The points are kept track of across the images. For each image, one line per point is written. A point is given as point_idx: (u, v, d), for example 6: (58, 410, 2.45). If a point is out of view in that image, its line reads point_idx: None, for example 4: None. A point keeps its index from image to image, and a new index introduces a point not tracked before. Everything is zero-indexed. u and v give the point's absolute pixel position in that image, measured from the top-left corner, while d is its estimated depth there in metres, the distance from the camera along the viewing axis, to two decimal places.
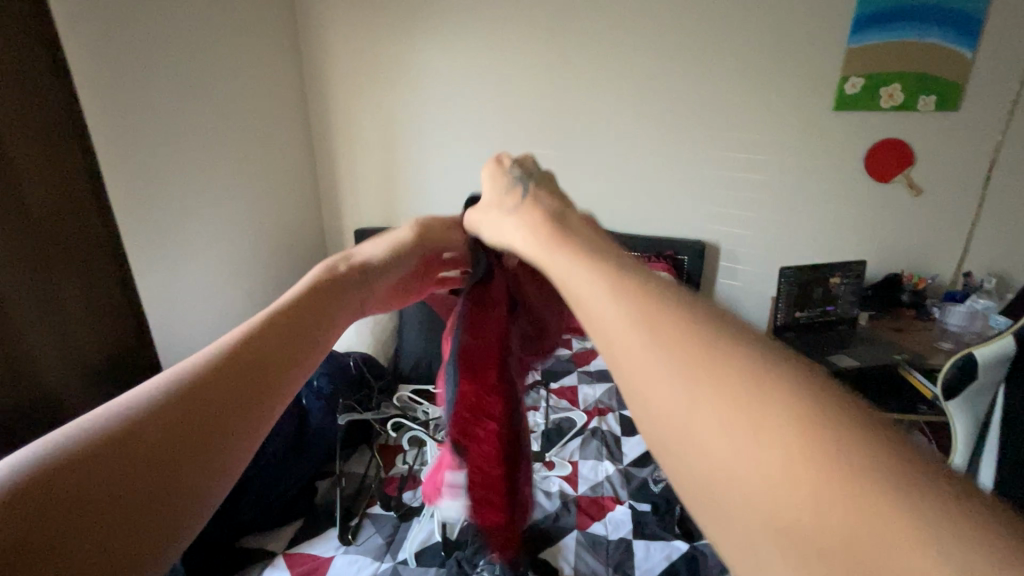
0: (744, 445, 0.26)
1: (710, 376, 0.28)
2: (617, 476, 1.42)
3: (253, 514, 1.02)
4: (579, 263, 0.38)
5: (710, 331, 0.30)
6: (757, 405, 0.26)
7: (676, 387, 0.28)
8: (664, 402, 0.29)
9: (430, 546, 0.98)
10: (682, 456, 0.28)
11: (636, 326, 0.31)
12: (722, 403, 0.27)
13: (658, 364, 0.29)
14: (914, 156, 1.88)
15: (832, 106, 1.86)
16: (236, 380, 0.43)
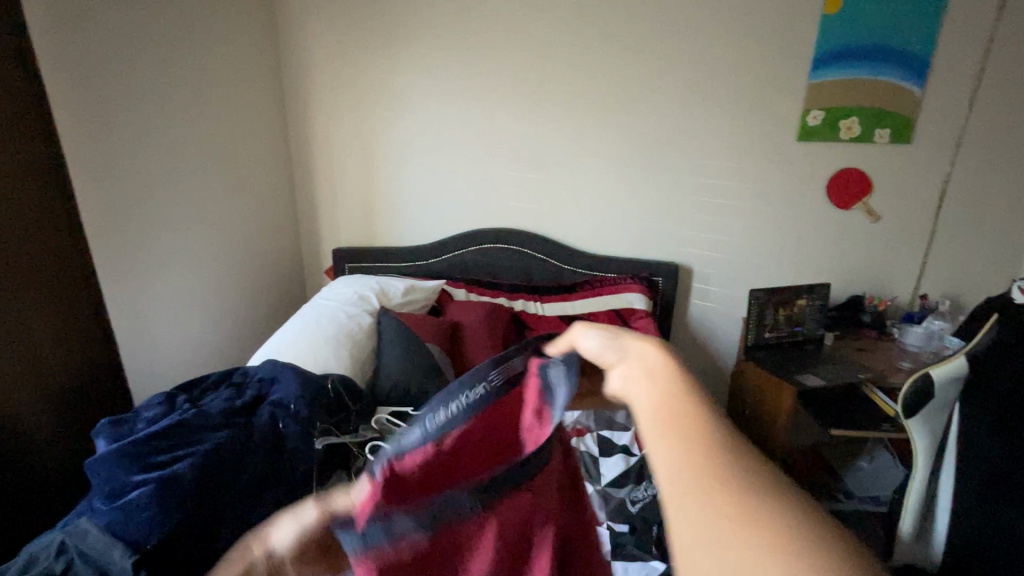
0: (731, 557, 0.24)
1: (760, 517, 0.25)
2: (597, 497, 1.19)
3: (228, 543, 0.97)
4: (649, 384, 0.33)
5: (730, 443, 0.29)
6: (753, 519, 0.25)
7: (736, 536, 0.25)
8: (718, 547, 0.25)
9: None
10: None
11: (697, 433, 0.29)
12: (728, 513, 0.25)
13: (724, 514, 0.25)
14: (873, 184, 1.96)
15: (796, 136, 1.94)
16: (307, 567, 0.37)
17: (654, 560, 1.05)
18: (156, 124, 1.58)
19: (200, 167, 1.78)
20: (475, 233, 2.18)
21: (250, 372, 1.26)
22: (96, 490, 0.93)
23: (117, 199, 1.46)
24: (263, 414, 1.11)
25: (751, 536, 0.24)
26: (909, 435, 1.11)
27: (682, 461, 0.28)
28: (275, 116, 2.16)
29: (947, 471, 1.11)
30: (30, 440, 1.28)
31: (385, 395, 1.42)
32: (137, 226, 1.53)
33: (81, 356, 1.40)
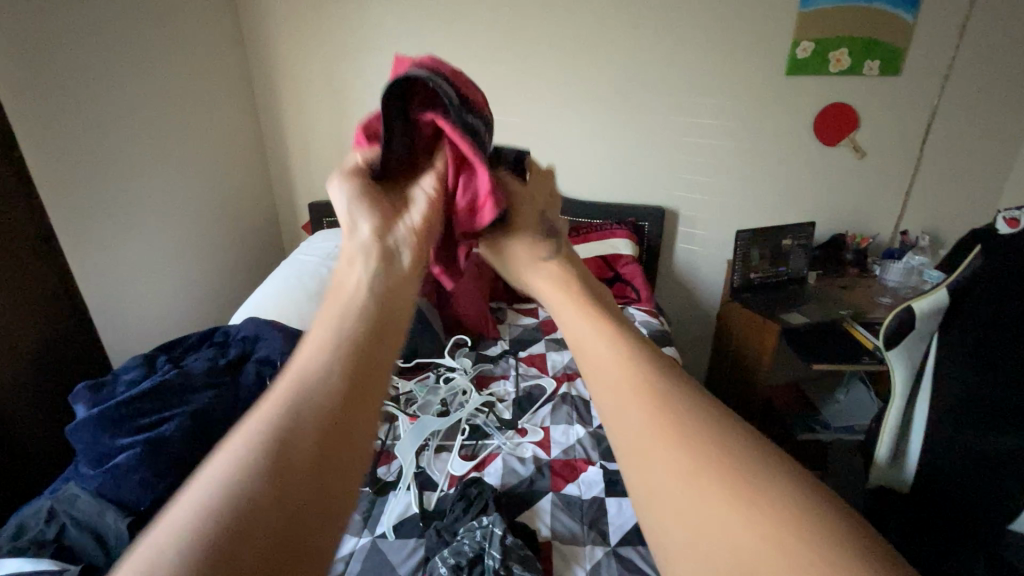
0: (725, 520, 0.34)
1: (699, 452, 0.38)
2: (588, 438, 1.21)
3: None
4: (610, 351, 0.47)
5: (695, 423, 0.40)
6: (730, 482, 0.36)
7: (718, 506, 0.35)
8: (671, 486, 0.37)
9: (408, 518, 0.99)
10: (684, 534, 0.35)
11: (668, 421, 0.40)
12: (713, 488, 0.36)
13: (674, 456, 0.38)
14: (859, 119, 1.93)
15: (785, 70, 1.87)
16: (379, 378, 0.42)
17: None
18: (105, 73, 1.44)
19: (162, 120, 1.66)
20: None
21: (232, 331, 1.22)
22: (81, 456, 0.91)
23: (70, 155, 1.35)
24: (249, 372, 1.08)
25: (703, 484, 0.36)
26: (887, 362, 1.15)
27: (645, 420, 0.41)
28: (235, 60, 2.00)
29: (921, 400, 1.13)
30: (6, 409, 1.23)
31: None
32: (95, 184, 1.42)
33: (52, 324, 1.33)
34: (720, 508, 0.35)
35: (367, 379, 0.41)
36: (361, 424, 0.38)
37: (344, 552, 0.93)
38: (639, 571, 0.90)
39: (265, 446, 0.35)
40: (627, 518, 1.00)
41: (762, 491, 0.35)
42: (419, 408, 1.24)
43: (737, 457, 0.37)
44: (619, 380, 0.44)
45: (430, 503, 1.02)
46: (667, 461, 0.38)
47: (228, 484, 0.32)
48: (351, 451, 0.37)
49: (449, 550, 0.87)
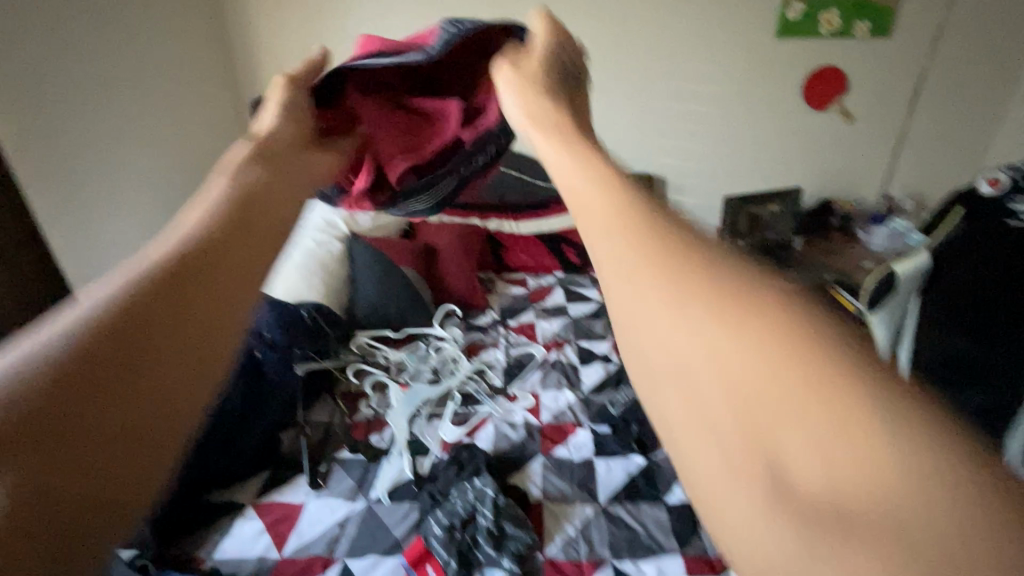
0: (825, 445, 0.26)
1: (720, 301, 0.31)
2: (578, 402, 1.23)
3: (220, 469, 0.97)
4: (634, 238, 0.35)
5: (767, 319, 0.30)
6: (827, 395, 0.27)
7: (812, 426, 0.26)
8: (677, 334, 0.31)
9: (402, 483, 1.01)
10: (765, 464, 0.27)
11: (730, 319, 0.30)
12: (805, 398, 0.27)
13: (743, 364, 0.29)
14: (848, 83, 1.91)
15: (775, 32, 1.84)
16: (259, 238, 0.43)
17: (635, 455, 1.07)
18: None
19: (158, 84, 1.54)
20: None
21: None
22: None
23: None
24: None
25: (793, 395, 0.27)
26: (869, 324, 1.10)
27: (703, 322, 0.30)
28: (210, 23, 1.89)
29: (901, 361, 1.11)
30: None
31: (363, 321, 1.41)
32: None
33: None
34: (818, 430, 0.26)
35: (247, 242, 0.42)
36: (237, 273, 0.40)
37: (339, 516, 0.95)
38: (627, 526, 0.93)
39: (126, 292, 0.35)
40: (615, 478, 1.03)
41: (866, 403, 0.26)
42: (410, 376, 1.26)
43: (825, 361, 0.28)
44: (622, 223, 0.36)
45: (423, 468, 1.04)
46: (680, 310, 0.31)
47: (35, 359, 0.31)
48: (226, 296, 0.39)
49: (443, 511, 0.89)
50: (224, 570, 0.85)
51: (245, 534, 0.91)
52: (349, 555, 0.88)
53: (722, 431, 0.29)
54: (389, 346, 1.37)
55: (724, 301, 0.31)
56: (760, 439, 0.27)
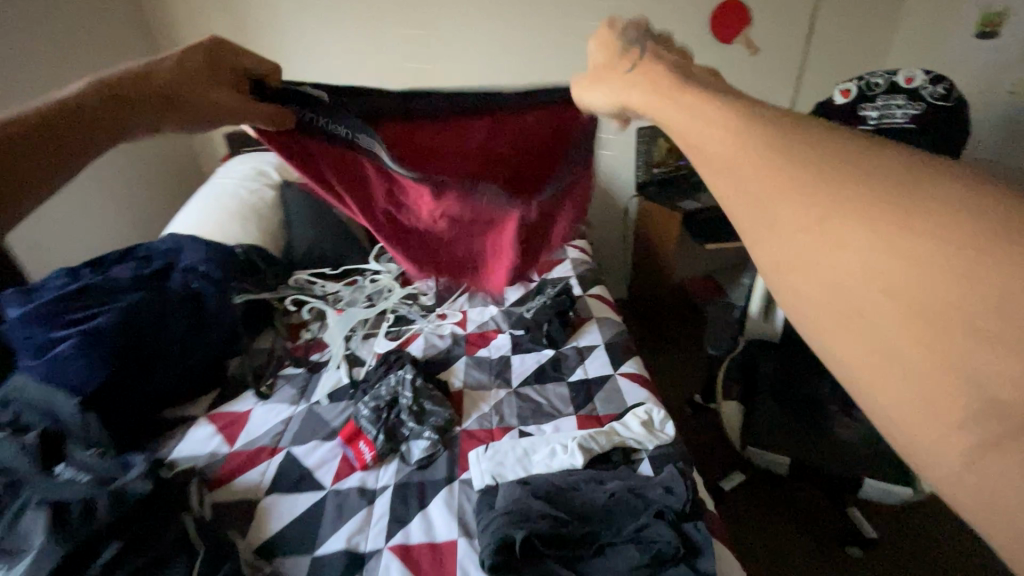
0: (895, 267, 0.21)
1: (844, 192, 0.22)
2: (500, 314, 1.37)
3: (169, 386, 1.08)
4: (660, 96, 0.35)
5: (806, 131, 0.25)
6: (908, 203, 0.21)
7: (872, 231, 0.21)
8: (783, 230, 0.24)
9: (340, 388, 1.15)
10: (830, 300, 0.23)
11: (755, 129, 0.26)
12: (862, 219, 0.22)
13: (782, 184, 0.24)
14: (753, 14, 1.74)
15: None
16: (106, 112, 0.55)
17: (546, 348, 1.23)
18: None
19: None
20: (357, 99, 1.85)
21: (154, 245, 1.26)
22: (21, 352, 0.98)
23: None
24: (175, 279, 1.16)
25: (843, 209, 0.22)
26: None
27: (725, 153, 0.27)
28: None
29: None
30: None
31: (300, 261, 1.50)
32: None
33: None
34: (874, 230, 0.21)
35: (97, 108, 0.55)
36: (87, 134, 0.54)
37: (284, 416, 1.08)
38: (534, 401, 1.10)
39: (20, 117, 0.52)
40: (528, 367, 1.19)
41: (985, 211, 0.20)
42: (346, 303, 1.37)
43: (899, 162, 0.23)
44: (713, 130, 0.28)
45: (359, 374, 1.17)
46: (795, 220, 0.24)
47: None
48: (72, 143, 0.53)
49: (370, 398, 1.03)
50: (181, 463, 0.98)
51: (197, 437, 1.03)
52: (292, 443, 1.02)
53: (829, 261, 0.23)
54: (326, 280, 1.47)
55: (850, 192, 0.22)
56: (898, 339, 0.21)
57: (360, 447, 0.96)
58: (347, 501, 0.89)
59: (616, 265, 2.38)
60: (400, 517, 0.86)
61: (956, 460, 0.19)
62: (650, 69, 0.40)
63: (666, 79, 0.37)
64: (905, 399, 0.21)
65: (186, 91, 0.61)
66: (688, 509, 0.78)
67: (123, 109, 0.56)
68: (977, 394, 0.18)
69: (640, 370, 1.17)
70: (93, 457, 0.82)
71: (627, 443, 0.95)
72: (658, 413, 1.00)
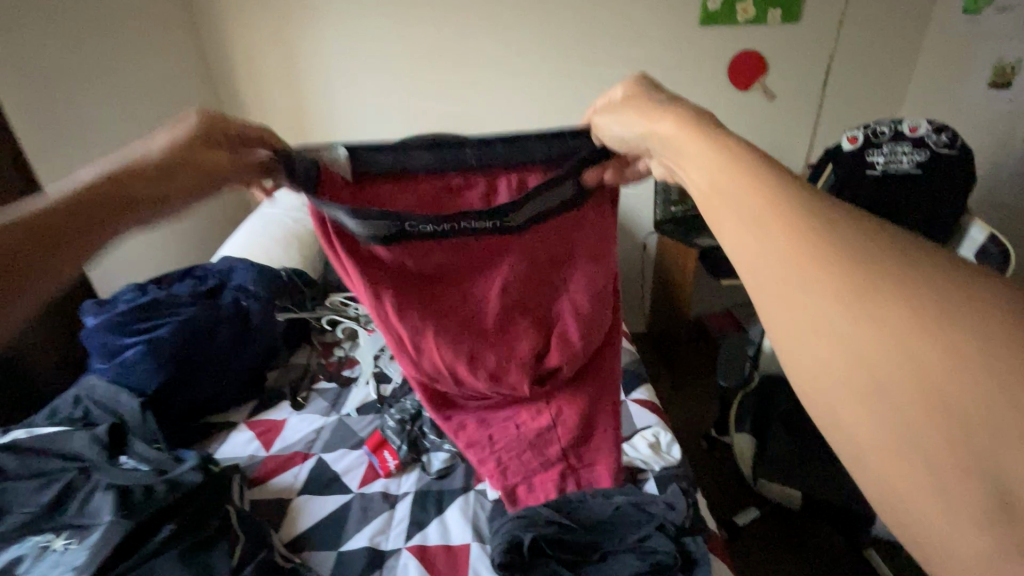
0: (883, 342, 0.28)
1: (850, 284, 0.30)
2: None
3: (215, 392, 1.18)
4: (703, 153, 0.41)
5: (821, 221, 0.33)
6: (894, 296, 0.29)
7: (871, 315, 0.29)
8: (801, 309, 0.31)
9: (368, 402, 1.24)
10: (832, 366, 0.30)
11: (779, 215, 0.33)
12: (862, 305, 0.29)
13: (802, 268, 0.32)
14: (768, 63, 1.83)
15: (698, 22, 1.75)
16: (112, 208, 0.52)
17: None
18: None
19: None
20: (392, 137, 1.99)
21: (209, 266, 1.39)
22: (93, 354, 1.10)
23: None
24: (228, 297, 1.28)
25: (847, 293, 0.30)
26: None
27: (758, 231, 0.34)
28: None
29: None
30: None
31: (334, 283, 1.62)
32: None
33: None
34: (871, 314, 0.29)
35: (103, 207, 0.52)
36: (95, 231, 0.50)
37: (316, 426, 1.17)
38: None
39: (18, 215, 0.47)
40: None
41: (949, 309, 0.27)
42: None
43: (889, 258, 0.30)
44: (751, 227, 0.34)
45: (386, 390, 1.26)
46: (841, 322, 0.30)
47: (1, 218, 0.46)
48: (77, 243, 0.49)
49: (396, 411, 1.12)
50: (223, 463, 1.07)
51: (237, 441, 1.13)
52: (323, 450, 1.10)
53: (832, 337, 0.30)
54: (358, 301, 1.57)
55: (874, 292, 0.29)
56: (888, 402, 0.28)
57: (383, 455, 1.04)
58: (371, 504, 0.96)
59: (634, 297, 2.43)
60: (419, 520, 0.93)
61: (921, 493, 0.27)
62: (684, 114, 0.46)
63: (700, 134, 0.43)
64: (886, 448, 0.28)
65: (183, 183, 0.59)
66: (687, 524, 0.82)
67: (121, 205, 0.53)
68: (947, 446, 0.26)
69: (650, 396, 1.22)
70: (153, 450, 0.92)
71: (634, 463, 1.00)
72: (664, 435, 1.05)
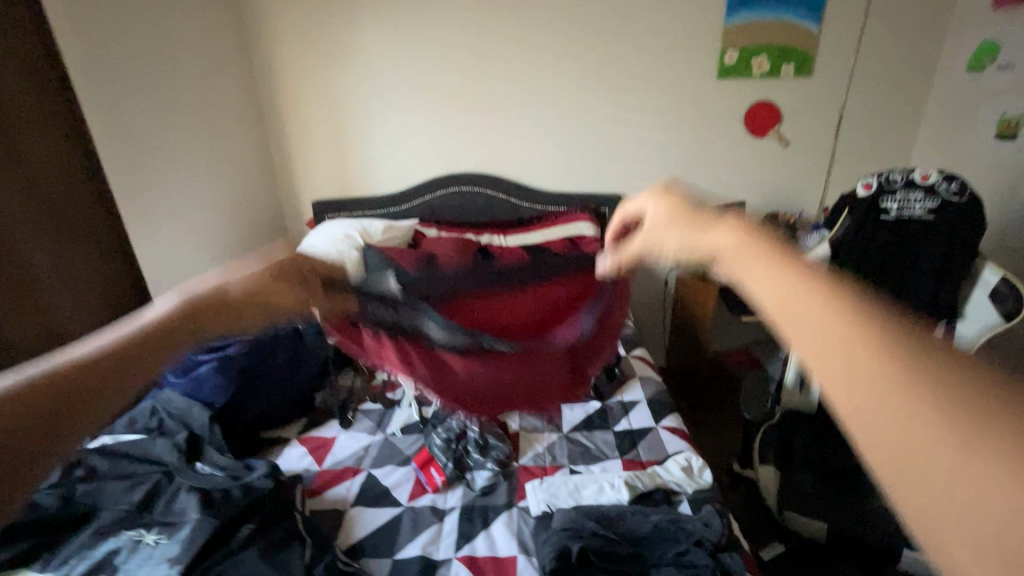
0: (995, 479, 0.23)
1: (942, 407, 0.25)
2: None
3: (270, 409, 1.27)
4: (753, 256, 0.36)
5: (895, 325, 0.29)
6: (999, 423, 0.24)
7: (974, 443, 0.24)
8: (891, 433, 0.26)
9: (411, 423, 1.31)
10: (936, 502, 0.25)
11: (856, 322, 0.29)
12: (967, 431, 0.25)
13: (890, 387, 0.27)
14: (783, 113, 1.96)
15: (716, 75, 1.90)
16: (129, 375, 0.47)
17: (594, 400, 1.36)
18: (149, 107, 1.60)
19: (171, 92, 1.66)
20: (430, 175, 2.13)
21: None
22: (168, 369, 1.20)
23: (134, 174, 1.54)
24: None
25: (943, 418, 0.25)
26: None
27: (839, 341, 0.29)
28: (231, 32, 1.93)
29: None
30: None
31: None
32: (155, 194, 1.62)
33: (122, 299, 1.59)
34: (975, 442, 0.24)
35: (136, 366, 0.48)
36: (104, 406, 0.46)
37: (364, 443, 1.25)
38: (583, 445, 1.22)
39: None
40: (577, 415, 1.32)
41: None
42: None
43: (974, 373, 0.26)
44: (831, 343, 0.29)
45: (428, 412, 1.32)
46: (939, 457, 0.25)
47: None
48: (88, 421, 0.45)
49: (441, 430, 1.18)
50: None
51: (292, 455, 1.21)
52: (372, 466, 1.17)
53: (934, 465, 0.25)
54: None
55: (969, 420, 0.25)
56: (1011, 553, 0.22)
57: (430, 472, 1.11)
58: (421, 516, 1.03)
59: (656, 331, 2.50)
60: (466, 533, 0.99)
61: None
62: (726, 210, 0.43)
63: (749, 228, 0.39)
64: None
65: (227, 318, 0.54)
66: (724, 541, 0.88)
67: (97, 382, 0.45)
68: None
69: (680, 424, 1.28)
70: (224, 458, 1.00)
71: (668, 485, 1.06)
72: (696, 460, 1.11)
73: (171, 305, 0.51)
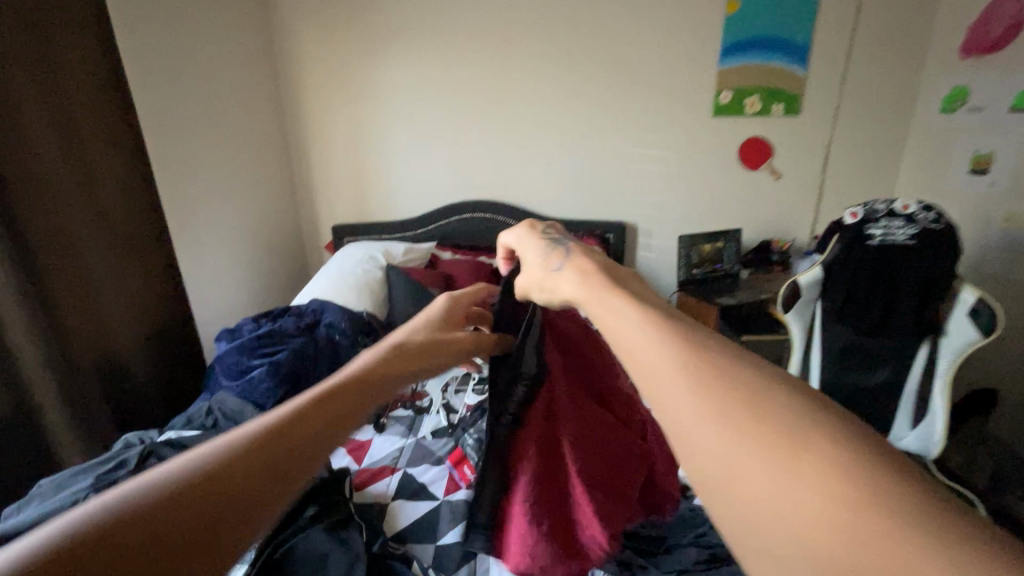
0: (843, 533, 0.22)
1: (805, 462, 0.24)
2: None
3: None
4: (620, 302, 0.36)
5: (757, 380, 0.28)
6: (846, 482, 0.23)
7: (818, 497, 0.23)
8: (744, 489, 0.25)
9: (440, 428, 1.40)
10: (782, 561, 0.23)
11: (717, 374, 0.28)
12: (812, 484, 0.24)
13: (747, 442, 0.26)
14: (775, 148, 2.13)
15: (711, 112, 2.08)
16: (325, 432, 0.36)
17: None
18: (193, 136, 1.73)
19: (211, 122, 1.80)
20: (447, 202, 2.28)
21: (303, 306, 1.61)
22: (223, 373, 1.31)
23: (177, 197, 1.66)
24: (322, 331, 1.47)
25: (800, 471, 0.24)
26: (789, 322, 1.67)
27: (700, 397, 0.28)
28: (265, 69, 2.09)
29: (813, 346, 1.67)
30: (135, 372, 1.54)
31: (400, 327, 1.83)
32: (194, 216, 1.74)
33: (169, 314, 1.66)
34: (817, 500, 0.23)
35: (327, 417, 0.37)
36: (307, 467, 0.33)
37: (398, 445, 1.34)
38: None
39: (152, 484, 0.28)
40: None
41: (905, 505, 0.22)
42: None
43: (841, 434, 0.26)
44: (691, 401, 0.28)
45: (455, 418, 1.42)
46: (797, 517, 0.23)
47: None
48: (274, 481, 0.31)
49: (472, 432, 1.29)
50: None
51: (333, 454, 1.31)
52: (408, 464, 1.27)
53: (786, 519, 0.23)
54: None
55: (831, 474, 0.24)
56: None
57: (463, 469, 1.21)
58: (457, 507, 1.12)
59: None
60: None
61: None
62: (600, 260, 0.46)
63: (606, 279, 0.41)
64: None
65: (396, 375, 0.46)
66: None
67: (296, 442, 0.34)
68: None
69: None
70: None
71: (682, 480, 1.17)
72: None
73: (368, 360, 0.45)
